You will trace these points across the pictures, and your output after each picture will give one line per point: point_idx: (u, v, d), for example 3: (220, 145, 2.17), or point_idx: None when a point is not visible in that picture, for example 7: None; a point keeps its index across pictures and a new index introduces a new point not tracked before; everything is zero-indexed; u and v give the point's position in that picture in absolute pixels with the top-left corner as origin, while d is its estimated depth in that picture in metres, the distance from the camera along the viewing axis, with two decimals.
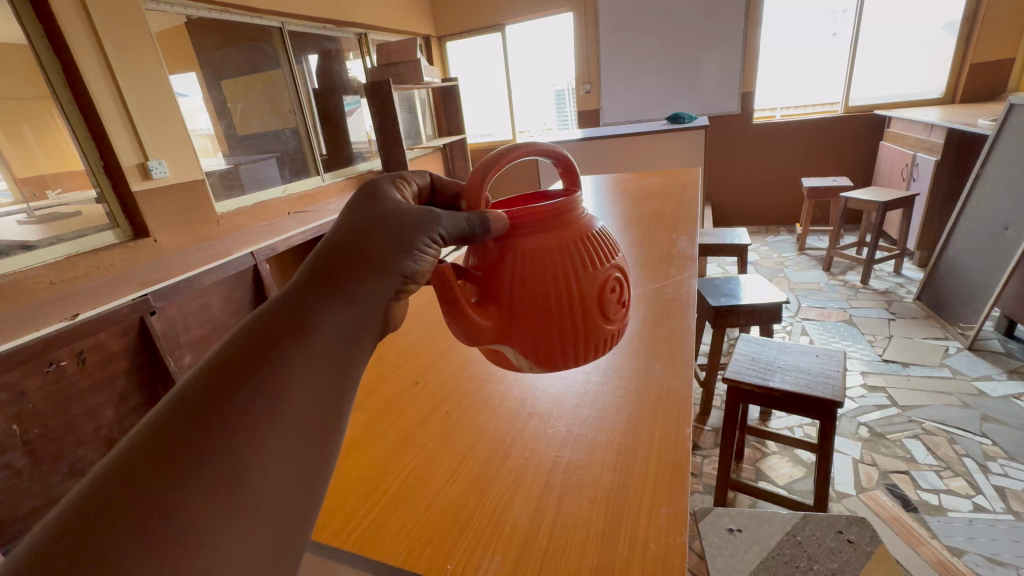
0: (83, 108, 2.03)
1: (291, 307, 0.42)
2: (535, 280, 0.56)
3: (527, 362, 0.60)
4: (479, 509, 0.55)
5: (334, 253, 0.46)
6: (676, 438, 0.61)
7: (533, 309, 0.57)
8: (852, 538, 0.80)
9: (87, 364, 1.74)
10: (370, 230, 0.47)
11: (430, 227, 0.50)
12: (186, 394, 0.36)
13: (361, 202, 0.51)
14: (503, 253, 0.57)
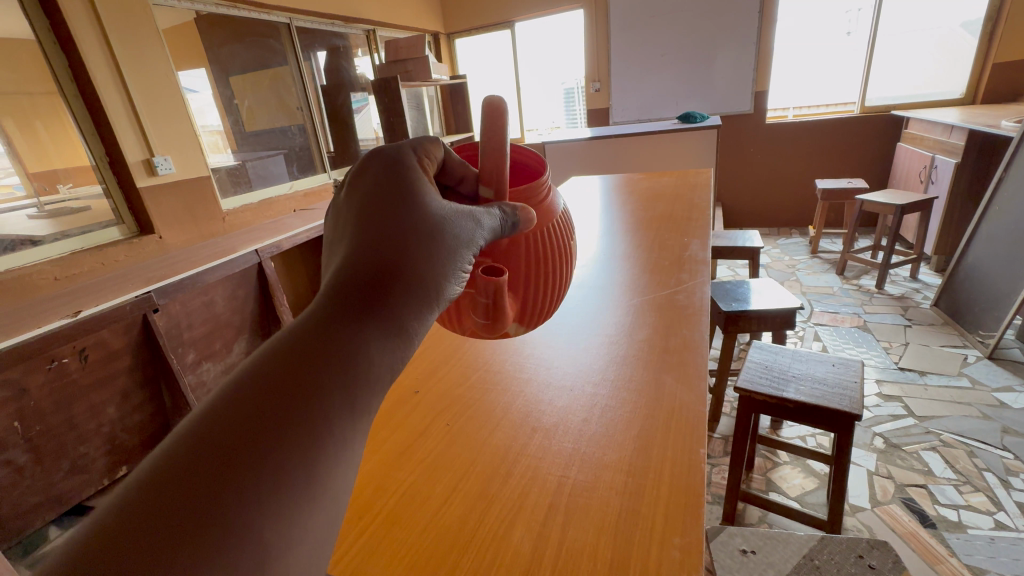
0: (89, 104, 2.01)
1: (328, 327, 0.35)
2: (552, 262, 0.55)
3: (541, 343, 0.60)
4: (479, 533, 0.52)
5: (379, 263, 0.39)
6: (689, 460, 0.58)
7: (553, 298, 0.56)
8: (873, 564, 0.74)
9: (89, 362, 1.73)
10: (417, 243, 0.41)
11: (472, 245, 0.46)
12: (212, 421, 0.28)
13: (402, 199, 0.43)
14: (515, 240, 0.53)
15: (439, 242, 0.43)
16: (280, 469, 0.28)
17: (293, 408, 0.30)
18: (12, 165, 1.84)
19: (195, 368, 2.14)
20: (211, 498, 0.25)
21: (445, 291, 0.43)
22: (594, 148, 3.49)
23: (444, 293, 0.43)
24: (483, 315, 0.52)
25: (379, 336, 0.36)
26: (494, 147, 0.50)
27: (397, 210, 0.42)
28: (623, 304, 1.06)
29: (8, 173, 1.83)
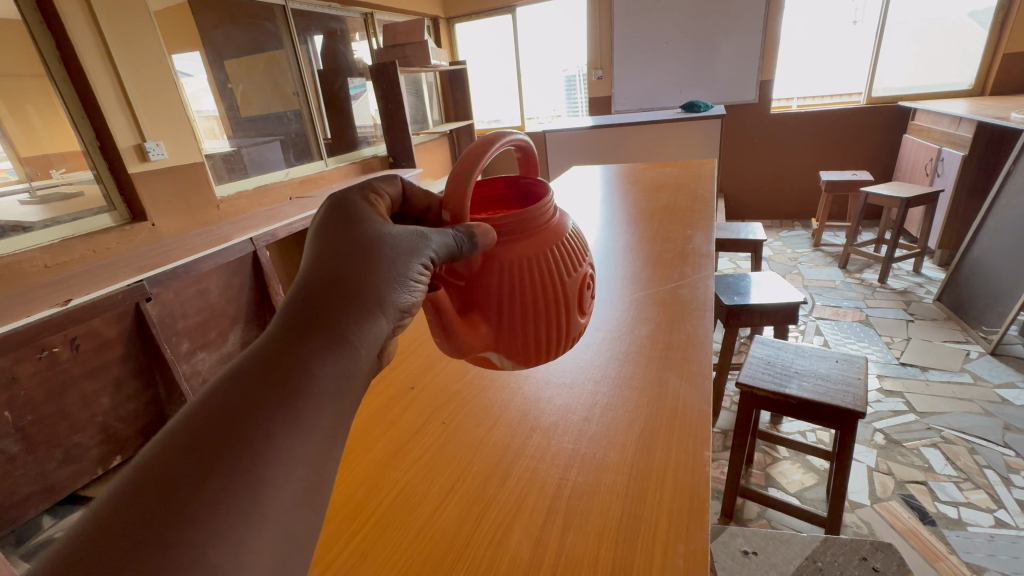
0: (78, 87, 1.96)
1: (267, 349, 0.33)
2: (522, 289, 0.52)
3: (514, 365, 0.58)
4: (476, 538, 0.50)
5: (325, 286, 0.37)
6: (694, 463, 0.55)
7: (520, 315, 0.53)
8: (877, 566, 0.72)
9: (81, 351, 1.71)
10: (364, 260, 0.39)
11: (419, 253, 0.43)
12: (179, 440, 0.28)
13: (346, 227, 0.42)
14: (486, 265, 0.52)
15: (383, 254, 0.41)
16: (238, 485, 0.27)
17: (243, 428, 0.29)
18: (3, 150, 1.79)
19: (190, 358, 2.11)
20: (164, 522, 0.25)
21: (394, 297, 0.40)
22: (596, 137, 3.43)
23: (395, 300, 0.40)
24: (440, 332, 0.52)
25: (316, 348, 0.34)
26: (450, 174, 0.49)
27: (337, 232, 0.41)
28: (624, 298, 1.03)
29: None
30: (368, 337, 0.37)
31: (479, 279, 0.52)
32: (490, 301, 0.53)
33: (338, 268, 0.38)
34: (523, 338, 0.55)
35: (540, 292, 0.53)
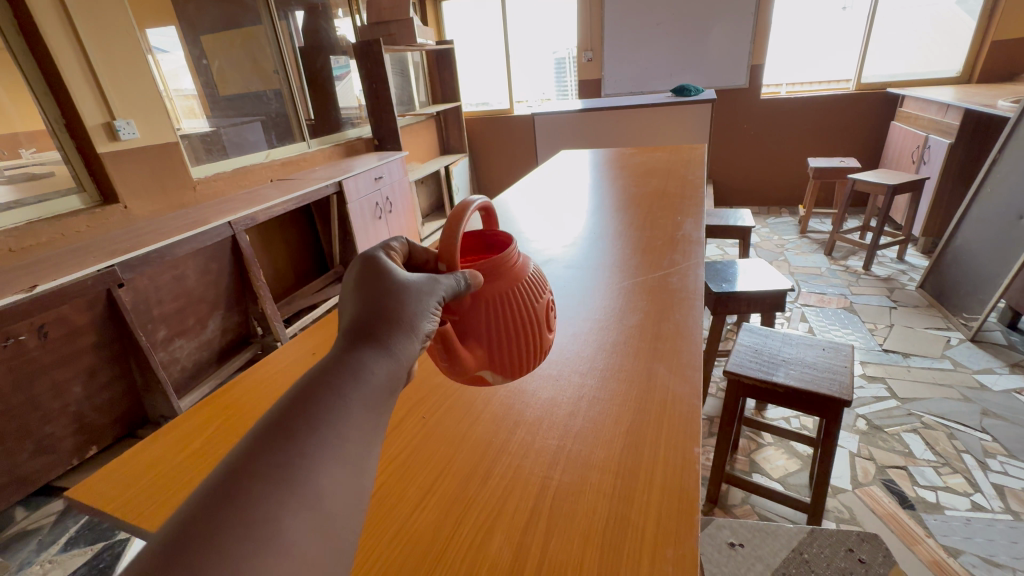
0: (40, 60, 1.85)
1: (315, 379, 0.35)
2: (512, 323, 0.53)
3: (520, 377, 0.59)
4: (457, 540, 0.47)
5: (362, 325, 0.39)
6: (682, 462, 0.53)
7: (517, 347, 0.54)
8: (863, 558, 0.72)
9: (49, 339, 1.65)
10: (392, 297, 0.41)
11: (437, 290, 0.45)
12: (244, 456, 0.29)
13: (370, 269, 0.43)
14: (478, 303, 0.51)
15: (405, 291, 0.42)
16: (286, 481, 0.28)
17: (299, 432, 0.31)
18: None
19: (167, 345, 2.06)
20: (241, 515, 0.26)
21: (420, 323, 0.41)
22: (586, 120, 3.37)
23: (421, 327, 0.41)
24: (442, 357, 0.52)
25: (346, 369, 0.36)
26: (444, 230, 0.50)
27: (357, 279, 0.43)
28: (613, 286, 1.01)
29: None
30: (404, 356, 0.39)
31: (474, 315, 0.51)
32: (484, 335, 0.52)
33: (362, 311, 0.40)
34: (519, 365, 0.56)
35: (534, 329, 0.55)
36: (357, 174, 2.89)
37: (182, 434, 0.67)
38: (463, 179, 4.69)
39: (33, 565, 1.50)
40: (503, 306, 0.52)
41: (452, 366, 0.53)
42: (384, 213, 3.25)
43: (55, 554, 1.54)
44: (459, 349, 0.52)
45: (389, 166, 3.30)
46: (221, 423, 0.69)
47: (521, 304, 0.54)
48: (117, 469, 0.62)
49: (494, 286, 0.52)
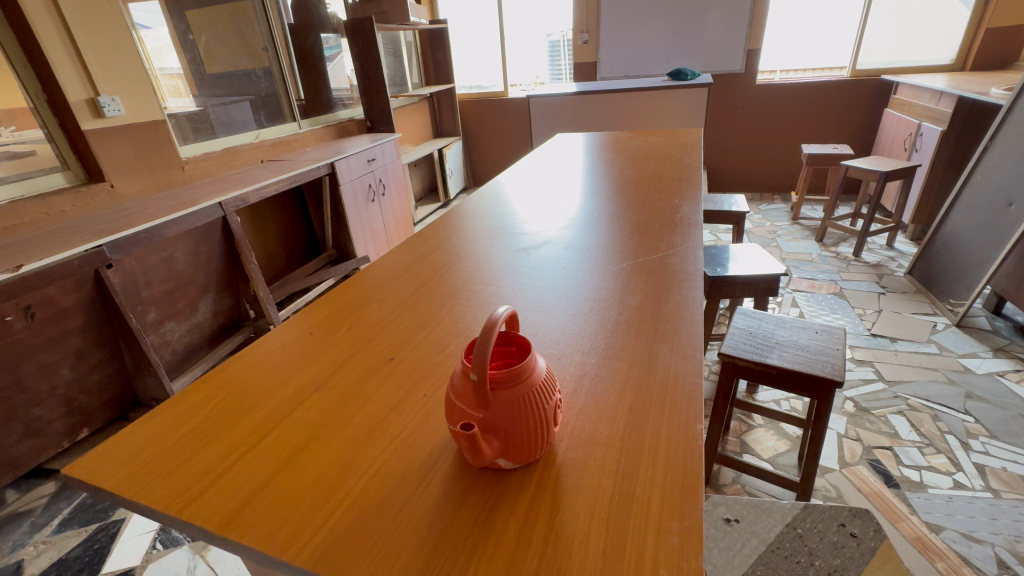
0: (20, 33, 1.78)
1: None
2: (536, 422, 0.49)
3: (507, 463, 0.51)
4: (461, 519, 0.47)
5: None
6: (685, 438, 0.54)
7: (539, 441, 0.51)
8: (855, 532, 0.74)
9: (36, 320, 1.62)
10: None
11: None
12: None
13: None
14: (507, 405, 0.48)
15: None
16: None
17: None
18: None
19: (158, 328, 2.03)
20: None
21: None
22: (582, 103, 3.34)
23: None
24: (470, 453, 0.49)
25: None
26: (478, 342, 0.46)
27: None
28: (611, 267, 1.01)
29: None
30: None
31: (502, 417, 0.48)
32: (509, 434, 0.49)
33: None
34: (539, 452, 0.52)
35: (552, 423, 0.51)
36: (350, 156, 2.84)
37: (176, 414, 0.66)
38: (457, 163, 4.63)
39: (26, 546, 1.50)
40: (536, 408, 0.49)
41: (475, 459, 0.49)
42: (376, 195, 3.20)
43: (48, 535, 1.54)
44: (481, 444, 0.48)
45: (382, 148, 3.24)
46: (215, 402, 0.68)
47: (546, 403, 0.50)
48: (112, 447, 0.61)
49: (526, 385, 0.49)
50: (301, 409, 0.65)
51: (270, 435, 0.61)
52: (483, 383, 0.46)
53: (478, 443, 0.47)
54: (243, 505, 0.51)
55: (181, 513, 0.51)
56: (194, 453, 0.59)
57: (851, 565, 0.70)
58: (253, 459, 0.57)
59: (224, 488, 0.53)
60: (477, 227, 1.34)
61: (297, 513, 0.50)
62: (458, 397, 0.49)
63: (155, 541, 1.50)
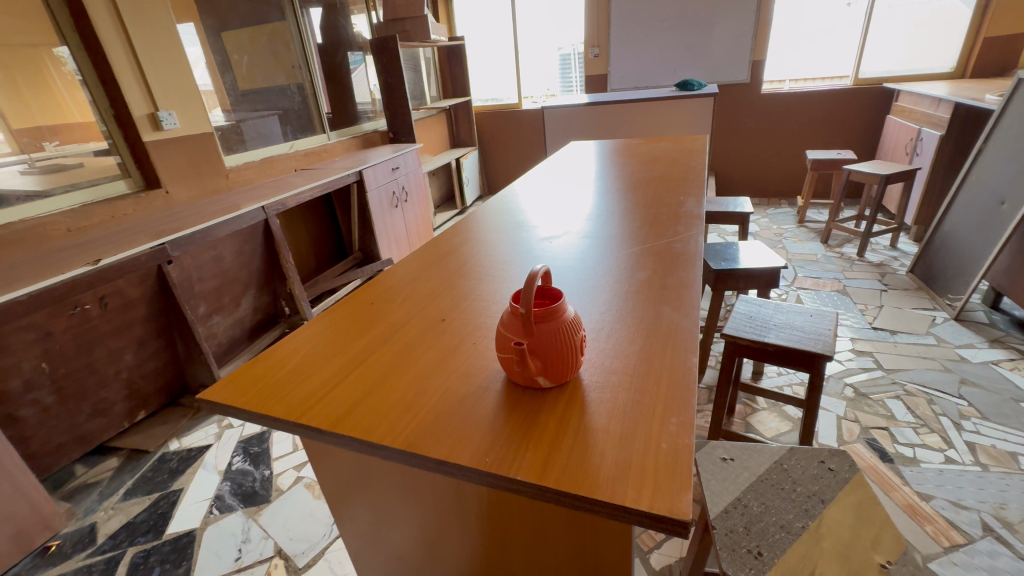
0: (94, 56, 2.01)
1: None
2: (567, 347, 0.64)
3: (546, 381, 0.66)
4: (512, 419, 0.63)
5: None
6: (683, 366, 0.70)
7: (570, 361, 0.66)
8: (832, 466, 0.87)
9: (109, 309, 1.82)
10: None
11: None
12: None
13: None
14: (546, 334, 0.63)
15: None
16: None
17: None
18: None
19: (207, 320, 2.23)
20: None
21: None
22: (593, 113, 3.51)
23: None
24: (519, 367, 0.64)
25: None
26: (524, 285, 0.61)
27: None
28: (623, 251, 1.17)
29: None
30: None
31: (544, 342, 0.63)
32: (548, 355, 0.64)
33: None
34: (570, 373, 0.67)
35: (579, 350, 0.66)
36: (376, 164, 3.04)
37: (276, 359, 0.83)
38: (473, 172, 4.83)
39: (97, 511, 1.67)
40: (567, 337, 0.64)
41: (522, 373, 0.65)
42: (400, 201, 3.40)
43: (116, 502, 1.71)
44: (527, 361, 0.63)
45: (405, 157, 3.45)
46: (303, 352, 0.84)
47: (574, 333, 0.65)
48: (231, 380, 0.78)
49: (561, 320, 0.64)
50: (374, 355, 0.81)
51: (355, 372, 0.77)
52: (528, 315, 0.61)
53: (525, 359, 0.63)
54: (344, 414, 0.67)
55: (298, 419, 0.67)
56: (296, 384, 0.75)
57: (828, 490, 0.83)
58: (345, 387, 0.73)
59: (327, 404, 0.69)
60: (503, 224, 1.51)
61: (386, 418, 0.65)
62: (509, 328, 0.64)
63: (211, 507, 1.66)
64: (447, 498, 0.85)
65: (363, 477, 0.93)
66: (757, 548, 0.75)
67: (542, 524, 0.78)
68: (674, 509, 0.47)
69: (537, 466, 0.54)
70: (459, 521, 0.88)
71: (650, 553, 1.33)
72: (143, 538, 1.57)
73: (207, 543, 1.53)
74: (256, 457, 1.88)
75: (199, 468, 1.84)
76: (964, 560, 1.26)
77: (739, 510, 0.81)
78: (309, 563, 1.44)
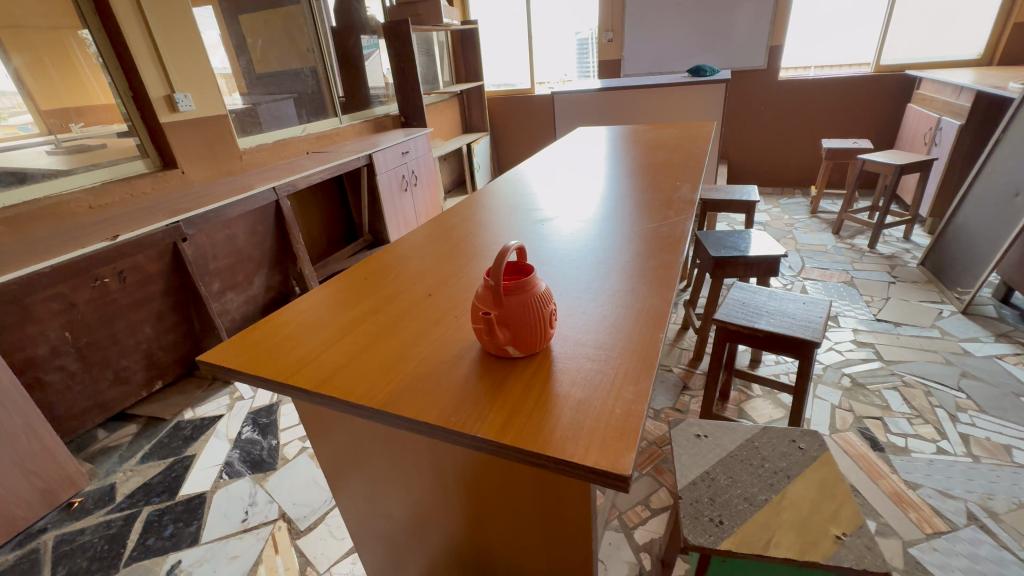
0: (113, 39, 2.07)
1: None
2: (534, 319, 0.68)
3: (514, 351, 0.70)
4: (480, 385, 0.67)
5: None
6: (651, 343, 0.73)
7: (537, 333, 0.69)
8: (802, 445, 0.90)
9: (127, 283, 1.91)
10: None
11: None
12: None
13: None
14: (514, 306, 0.67)
15: None
16: None
17: None
18: (25, 104, 1.87)
19: (220, 297, 2.32)
20: None
21: None
22: (604, 99, 3.50)
23: None
24: (489, 335, 0.69)
25: None
26: (493, 261, 0.65)
27: None
28: (613, 235, 1.20)
29: (17, 112, 1.84)
30: None
31: (512, 314, 0.67)
32: (515, 325, 0.68)
33: None
34: (537, 344, 0.70)
35: (547, 323, 0.70)
36: (386, 148, 3.08)
37: (273, 326, 0.88)
38: (484, 157, 4.83)
39: (117, 473, 1.78)
40: (534, 310, 0.68)
41: (490, 341, 0.69)
42: (409, 185, 3.44)
43: (134, 465, 1.82)
44: (496, 331, 0.68)
45: (415, 142, 3.48)
46: (298, 321, 0.89)
47: (542, 307, 0.68)
48: (230, 344, 0.83)
49: (531, 293, 0.67)
50: (363, 325, 0.86)
51: (344, 339, 0.82)
52: (498, 287, 0.65)
53: (493, 329, 0.67)
54: (329, 376, 0.72)
55: (287, 379, 0.72)
56: (289, 349, 0.80)
57: (794, 466, 0.86)
58: (333, 352, 0.78)
59: (314, 368, 0.75)
60: (501, 205, 1.55)
61: (366, 380, 0.70)
62: (481, 299, 0.68)
63: (222, 472, 1.75)
64: (428, 464, 0.90)
65: (353, 442, 0.98)
66: (719, 517, 0.79)
67: (516, 489, 0.82)
68: (616, 465, 0.51)
69: (498, 426, 0.59)
70: (439, 486, 0.93)
71: (634, 529, 1.38)
72: (158, 497, 1.67)
73: (217, 505, 1.62)
74: (264, 427, 1.97)
75: (211, 436, 1.94)
76: (944, 547, 1.28)
77: (707, 482, 0.85)
78: (311, 526, 1.53)
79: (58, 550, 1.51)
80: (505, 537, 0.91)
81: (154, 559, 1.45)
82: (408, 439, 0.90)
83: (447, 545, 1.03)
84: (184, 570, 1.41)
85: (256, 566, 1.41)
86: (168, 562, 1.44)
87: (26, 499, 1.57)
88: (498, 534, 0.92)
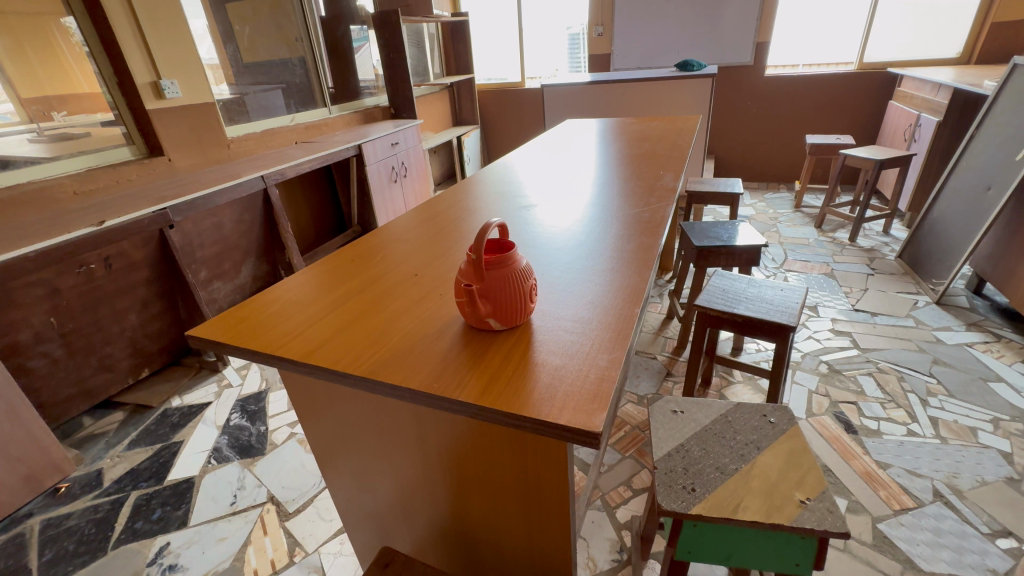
0: (98, 25, 2.04)
1: None
2: (512, 293, 0.71)
3: (493, 323, 0.73)
4: (461, 354, 0.70)
5: None
6: (625, 318, 0.76)
7: (516, 305, 0.72)
8: (773, 419, 0.94)
9: (113, 269, 1.91)
10: None
11: None
12: None
13: None
14: (495, 280, 0.69)
15: None
16: None
17: None
18: (6, 91, 1.84)
19: (207, 286, 2.32)
20: None
21: None
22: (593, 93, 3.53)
23: None
24: (470, 305, 0.71)
25: None
26: (475, 236, 0.67)
27: None
28: (596, 221, 1.24)
29: None
30: None
31: (492, 286, 0.69)
32: (495, 298, 0.70)
33: None
34: (516, 316, 0.73)
35: (525, 297, 0.72)
36: (375, 139, 3.08)
37: (259, 304, 0.90)
38: (475, 150, 4.84)
39: (104, 459, 1.79)
40: (514, 284, 0.70)
41: (471, 313, 0.72)
42: (399, 176, 3.44)
43: (122, 450, 1.82)
44: (477, 303, 0.70)
45: (405, 133, 3.47)
46: (285, 299, 0.91)
47: (520, 282, 0.71)
48: (216, 321, 0.85)
49: (513, 268, 0.70)
50: (348, 303, 0.88)
51: (331, 315, 0.84)
52: (480, 260, 0.67)
53: (473, 299, 0.70)
54: (316, 348, 0.75)
55: (274, 352, 0.74)
56: (275, 325, 0.82)
57: (765, 439, 0.90)
58: (319, 327, 0.80)
59: (300, 342, 0.77)
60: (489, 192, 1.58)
61: (351, 352, 0.73)
62: (464, 271, 0.70)
63: (210, 458, 1.77)
64: (413, 438, 0.93)
65: (339, 420, 1.00)
66: (691, 485, 0.83)
67: (497, 460, 0.85)
68: (588, 423, 0.54)
69: (478, 390, 0.62)
70: (423, 460, 0.95)
71: (616, 509, 1.42)
72: (145, 482, 1.68)
73: (205, 488, 1.64)
74: (252, 414, 1.98)
75: (199, 423, 1.94)
76: (911, 522, 1.33)
77: (681, 454, 0.89)
78: (299, 509, 1.55)
79: (44, 534, 1.51)
80: (487, 511, 0.94)
81: (141, 542, 1.46)
82: (391, 415, 0.92)
83: (433, 522, 1.06)
84: (172, 551, 1.43)
85: (245, 548, 1.43)
86: (156, 543, 1.45)
87: (10, 485, 1.56)
88: (481, 508, 0.95)
